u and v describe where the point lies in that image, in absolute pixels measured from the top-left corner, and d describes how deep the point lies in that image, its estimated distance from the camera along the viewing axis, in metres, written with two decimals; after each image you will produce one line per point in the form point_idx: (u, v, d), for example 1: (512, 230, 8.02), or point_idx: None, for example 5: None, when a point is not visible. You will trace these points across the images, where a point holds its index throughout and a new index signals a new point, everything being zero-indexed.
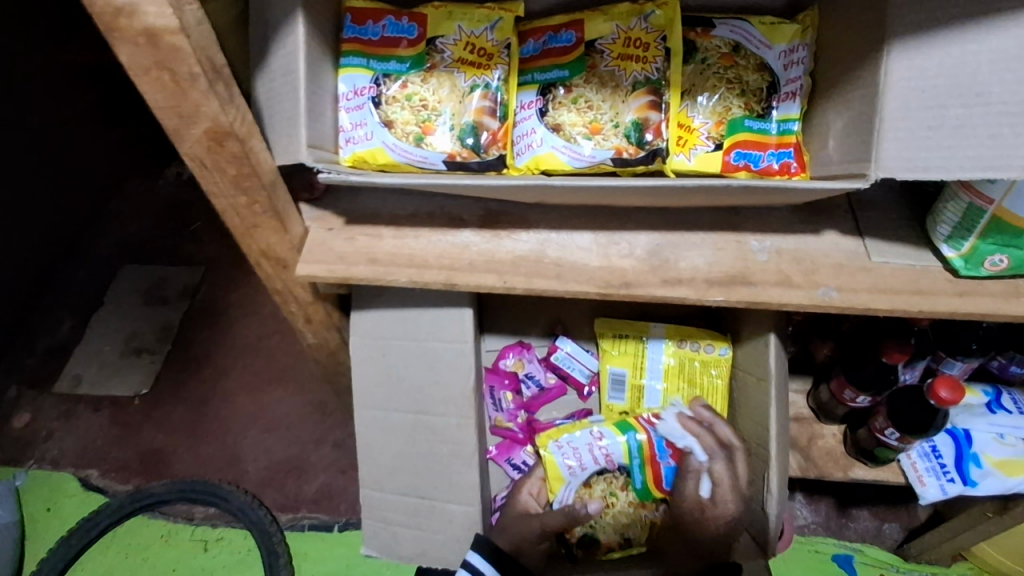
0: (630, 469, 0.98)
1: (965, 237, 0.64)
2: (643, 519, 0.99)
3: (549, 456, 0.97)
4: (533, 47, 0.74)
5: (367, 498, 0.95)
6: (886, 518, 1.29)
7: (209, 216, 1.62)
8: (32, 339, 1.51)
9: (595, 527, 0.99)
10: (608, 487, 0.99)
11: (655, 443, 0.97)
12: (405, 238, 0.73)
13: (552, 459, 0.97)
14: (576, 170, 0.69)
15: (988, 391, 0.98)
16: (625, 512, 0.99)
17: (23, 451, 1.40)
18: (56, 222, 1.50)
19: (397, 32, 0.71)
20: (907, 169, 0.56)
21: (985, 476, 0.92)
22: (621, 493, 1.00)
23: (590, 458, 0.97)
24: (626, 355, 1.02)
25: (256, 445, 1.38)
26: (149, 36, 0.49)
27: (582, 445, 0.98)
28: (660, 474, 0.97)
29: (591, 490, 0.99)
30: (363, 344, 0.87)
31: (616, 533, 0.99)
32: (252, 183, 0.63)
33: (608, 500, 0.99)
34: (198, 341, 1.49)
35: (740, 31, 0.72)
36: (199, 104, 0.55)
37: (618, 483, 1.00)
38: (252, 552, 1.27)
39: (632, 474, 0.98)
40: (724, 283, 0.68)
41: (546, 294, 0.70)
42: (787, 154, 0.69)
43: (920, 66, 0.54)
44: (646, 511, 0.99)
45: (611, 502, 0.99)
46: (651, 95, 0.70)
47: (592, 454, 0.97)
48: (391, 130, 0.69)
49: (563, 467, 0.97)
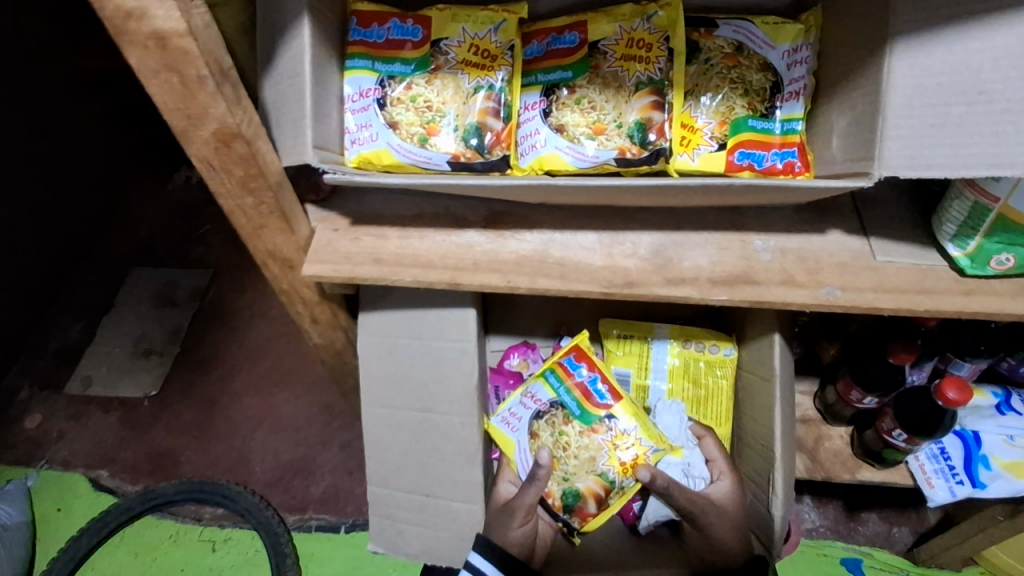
0: (563, 401, 0.95)
1: (971, 236, 0.63)
2: (602, 443, 0.92)
3: (495, 430, 0.98)
4: (538, 48, 0.74)
5: (372, 495, 0.96)
6: (896, 521, 1.28)
7: (219, 219, 1.63)
8: (44, 341, 1.53)
9: (571, 480, 0.93)
10: (554, 429, 0.95)
11: (569, 368, 0.96)
12: (410, 239, 0.74)
13: (498, 431, 0.98)
14: (580, 171, 0.69)
15: (997, 392, 0.96)
16: (582, 445, 0.93)
17: (34, 452, 1.41)
18: (68, 225, 1.52)
19: (402, 34, 0.72)
20: (910, 167, 0.56)
21: (995, 478, 0.91)
22: (569, 429, 0.94)
23: (523, 408, 0.97)
24: (625, 356, 1.02)
25: (264, 446, 1.39)
26: (158, 38, 0.50)
27: (517, 402, 0.97)
28: (590, 394, 0.94)
29: (541, 439, 0.95)
30: (370, 343, 0.88)
31: (590, 472, 0.92)
32: (259, 183, 0.63)
33: (562, 443, 0.94)
34: (207, 342, 1.51)
35: (743, 31, 0.72)
36: (207, 105, 0.55)
37: (560, 419, 0.95)
38: (259, 553, 1.28)
39: (565, 403, 0.95)
40: (728, 282, 0.68)
41: (550, 293, 0.71)
42: (791, 154, 0.69)
43: (922, 65, 0.54)
44: (599, 434, 0.92)
45: (566, 446, 0.93)
46: (654, 95, 0.70)
47: (524, 404, 0.97)
48: (396, 130, 0.70)
49: (508, 432, 0.97)
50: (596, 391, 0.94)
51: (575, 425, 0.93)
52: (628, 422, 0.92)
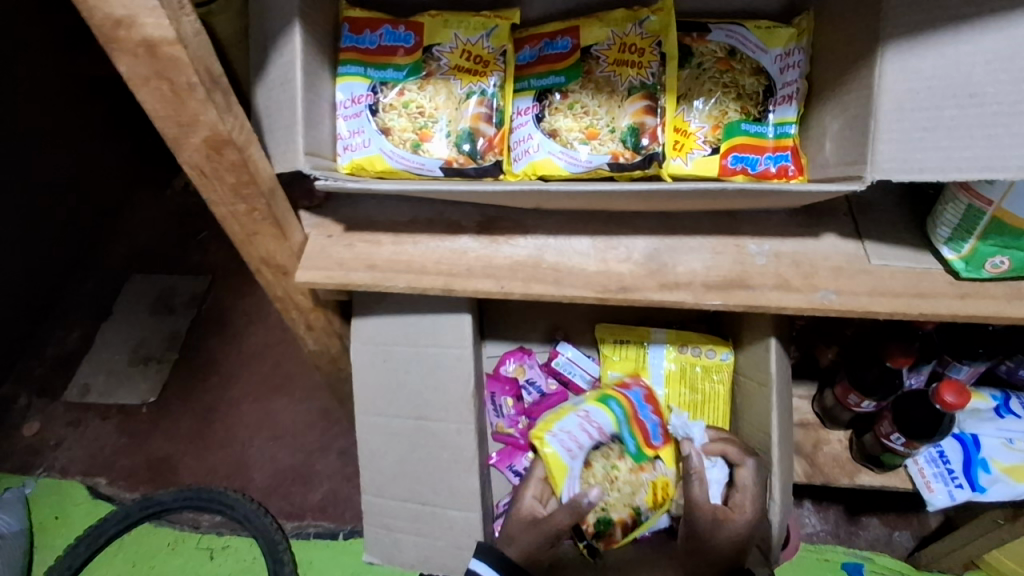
0: (621, 436, 0.96)
1: (965, 239, 0.63)
2: (645, 483, 0.95)
3: (547, 449, 0.92)
4: (530, 54, 0.74)
5: (368, 504, 0.95)
6: (897, 525, 1.28)
7: (216, 225, 1.63)
8: (42, 348, 1.53)
9: (606, 509, 0.95)
10: (607, 462, 0.95)
11: (634, 403, 0.97)
12: (404, 245, 0.73)
13: (552, 453, 0.92)
14: (573, 175, 0.69)
15: (996, 395, 0.96)
16: (628, 482, 0.95)
17: (32, 460, 1.41)
18: (67, 232, 1.52)
19: (394, 40, 0.72)
20: (903, 171, 0.56)
21: (994, 482, 0.91)
22: (621, 464, 0.95)
23: (585, 436, 0.95)
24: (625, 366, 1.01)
25: (262, 453, 1.39)
26: (148, 46, 0.50)
27: (576, 426, 0.95)
28: (647, 431, 0.97)
29: (592, 470, 0.95)
30: (364, 351, 0.88)
31: (625, 505, 0.95)
32: (251, 190, 0.63)
33: (612, 476, 0.95)
34: (204, 349, 1.50)
35: (736, 35, 0.72)
36: (198, 113, 0.55)
37: (615, 455, 0.96)
38: (258, 561, 1.28)
39: (624, 440, 0.96)
40: (722, 287, 0.68)
41: (544, 298, 0.70)
42: (784, 157, 0.69)
43: (915, 67, 0.54)
44: (647, 475, 0.95)
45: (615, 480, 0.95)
46: (646, 100, 0.70)
47: (584, 431, 0.95)
48: (388, 136, 0.70)
49: (566, 457, 0.93)
50: (652, 431, 0.97)
51: (628, 462, 0.95)
52: (670, 466, 0.96)
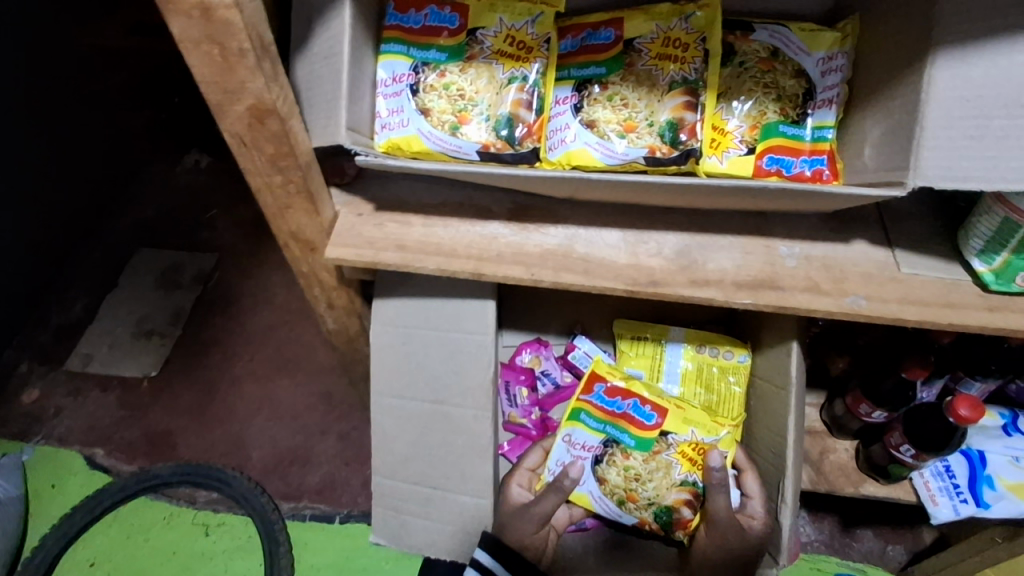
0: (614, 436, 0.94)
1: (998, 252, 0.63)
2: (671, 457, 0.93)
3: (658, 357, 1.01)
4: (572, 43, 0.74)
5: (378, 486, 0.95)
6: (891, 539, 1.29)
7: (228, 203, 1.63)
8: (46, 317, 1.52)
9: (656, 501, 0.93)
10: (618, 468, 0.94)
11: (605, 406, 0.95)
12: (434, 227, 0.73)
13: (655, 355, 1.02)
14: (609, 167, 0.69)
15: (1005, 414, 0.97)
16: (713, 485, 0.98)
17: (30, 427, 1.40)
18: (78, 201, 1.51)
19: (439, 21, 0.72)
20: (947, 178, 0.56)
21: (999, 499, 0.92)
22: (632, 461, 0.93)
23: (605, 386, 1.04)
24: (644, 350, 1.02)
25: (262, 433, 1.38)
26: (202, 9, 0.50)
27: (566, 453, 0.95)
28: (634, 419, 0.94)
29: (610, 482, 0.94)
30: (384, 332, 0.87)
31: (670, 486, 0.93)
32: (289, 162, 0.63)
33: None
34: (209, 324, 1.50)
35: (779, 36, 0.72)
36: (245, 80, 0.55)
37: (619, 456, 0.94)
38: (253, 540, 1.27)
39: (618, 438, 0.94)
40: (752, 286, 0.68)
41: (573, 288, 0.71)
42: (820, 161, 0.70)
43: (965, 75, 0.54)
44: (662, 453, 0.93)
45: (637, 478, 0.93)
46: (687, 95, 0.70)
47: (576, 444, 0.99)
48: (427, 117, 0.69)
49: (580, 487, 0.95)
50: (640, 414, 0.94)
51: (637, 457, 0.93)
52: (683, 430, 0.94)
